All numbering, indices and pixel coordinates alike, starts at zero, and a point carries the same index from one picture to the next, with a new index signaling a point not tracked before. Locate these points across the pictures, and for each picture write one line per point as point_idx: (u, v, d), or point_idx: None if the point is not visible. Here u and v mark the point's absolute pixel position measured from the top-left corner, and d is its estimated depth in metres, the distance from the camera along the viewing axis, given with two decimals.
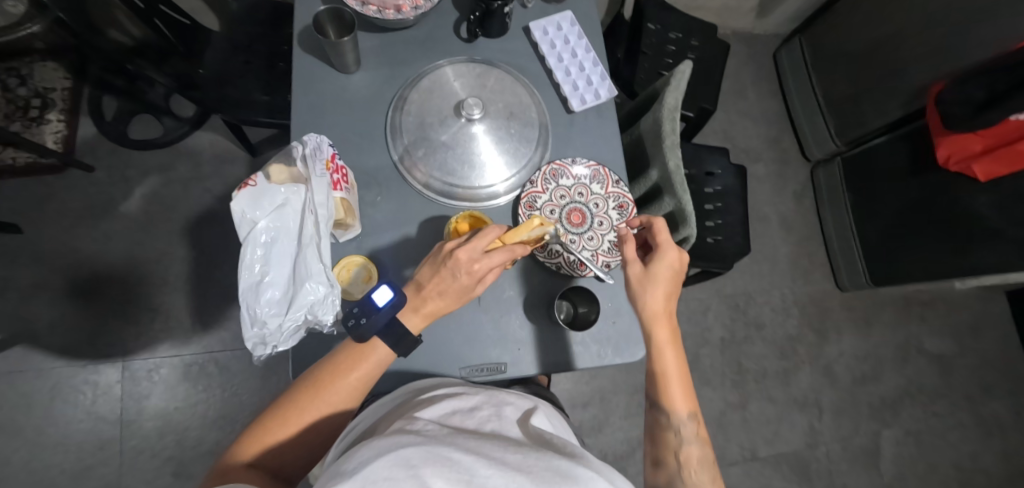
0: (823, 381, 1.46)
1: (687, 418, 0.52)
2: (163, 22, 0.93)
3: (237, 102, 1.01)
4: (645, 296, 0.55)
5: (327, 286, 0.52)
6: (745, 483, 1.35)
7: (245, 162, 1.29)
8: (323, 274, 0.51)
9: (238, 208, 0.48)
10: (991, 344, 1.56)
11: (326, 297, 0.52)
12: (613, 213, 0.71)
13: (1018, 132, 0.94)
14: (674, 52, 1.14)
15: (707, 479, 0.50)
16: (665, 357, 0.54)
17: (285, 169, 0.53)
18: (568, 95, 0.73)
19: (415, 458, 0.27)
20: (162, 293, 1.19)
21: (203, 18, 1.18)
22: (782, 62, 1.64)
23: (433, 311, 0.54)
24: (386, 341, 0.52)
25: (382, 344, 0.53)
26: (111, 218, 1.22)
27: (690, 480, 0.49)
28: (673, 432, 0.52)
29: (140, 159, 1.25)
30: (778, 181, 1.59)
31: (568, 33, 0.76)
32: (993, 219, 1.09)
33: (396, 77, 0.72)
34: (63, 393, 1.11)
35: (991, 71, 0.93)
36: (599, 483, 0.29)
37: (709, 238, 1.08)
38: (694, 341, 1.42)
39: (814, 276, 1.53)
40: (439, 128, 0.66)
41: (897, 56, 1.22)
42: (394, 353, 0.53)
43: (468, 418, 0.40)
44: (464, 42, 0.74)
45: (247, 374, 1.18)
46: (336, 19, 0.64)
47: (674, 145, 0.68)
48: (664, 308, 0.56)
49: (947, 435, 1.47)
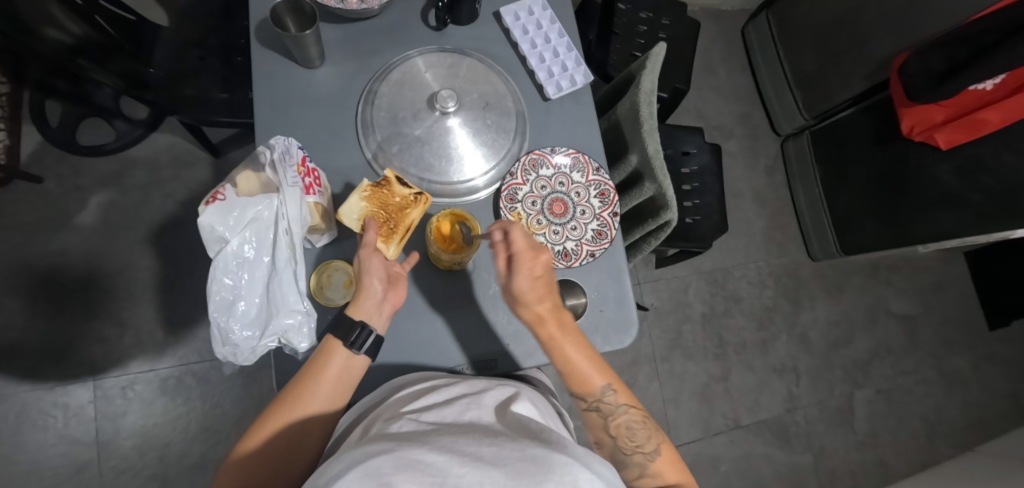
0: (799, 349, 1.52)
1: (599, 398, 0.54)
2: (105, 18, 0.85)
3: (192, 100, 0.95)
4: (519, 303, 0.55)
5: (304, 312, 0.52)
6: (732, 451, 1.40)
7: (208, 164, 1.23)
8: (299, 302, 0.52)
9: (206, 223, 0.46)
10: (951, 302, 1.65)
11: (302, 324, 0.52)
12: (595, 201, 0.70)
13: (977, 102, 0.98)
14: (645, 33, 1.13)
15: (641, 436, 0.53)
16: (560, 352, 0.54)
17: (253, 175, 0.50)
18: (544, 82, 0.71)
19: (385, 466, 0.26)
20: (130, 307, 1.13)
21: (148, 11, 1.10)
22: (750, 38, 1.66)
23: (359, 290, 0.53)
24: (343, 340, 0.50)
25: (338, 342, 0.50)
26: (66, 231, 1.14)
27: (626, 446, 0.53)
28: (595, 412, 0.55)
29: (92, 166, 1.18)
30: (750, 156, 1.63)
31: (540, 17, 0.74)
32: (954, 185, 1.13)
33: (364, 70, 0.69)
34: (30, 418, 1.06)
35: (950, 43, 0.96)
36: (575, 468, 0.29)
37: (687, 219, 1.10)
38: (676, 318, 1.45)
39: (786, 248, 1.58)
40: (412, 122, 0.64)
41: (860, 28, 1.24)
42: (352, 352, 0.50)
43: (445, 410, 0.40)
44: (433, 31, 0.71)
45: (228, 384, 1.15)
46: (294, 11, 0.61)
47: (652, 130, 0.68)
48: (541, 311, 0.55)
49: (914, 391, 1.56)
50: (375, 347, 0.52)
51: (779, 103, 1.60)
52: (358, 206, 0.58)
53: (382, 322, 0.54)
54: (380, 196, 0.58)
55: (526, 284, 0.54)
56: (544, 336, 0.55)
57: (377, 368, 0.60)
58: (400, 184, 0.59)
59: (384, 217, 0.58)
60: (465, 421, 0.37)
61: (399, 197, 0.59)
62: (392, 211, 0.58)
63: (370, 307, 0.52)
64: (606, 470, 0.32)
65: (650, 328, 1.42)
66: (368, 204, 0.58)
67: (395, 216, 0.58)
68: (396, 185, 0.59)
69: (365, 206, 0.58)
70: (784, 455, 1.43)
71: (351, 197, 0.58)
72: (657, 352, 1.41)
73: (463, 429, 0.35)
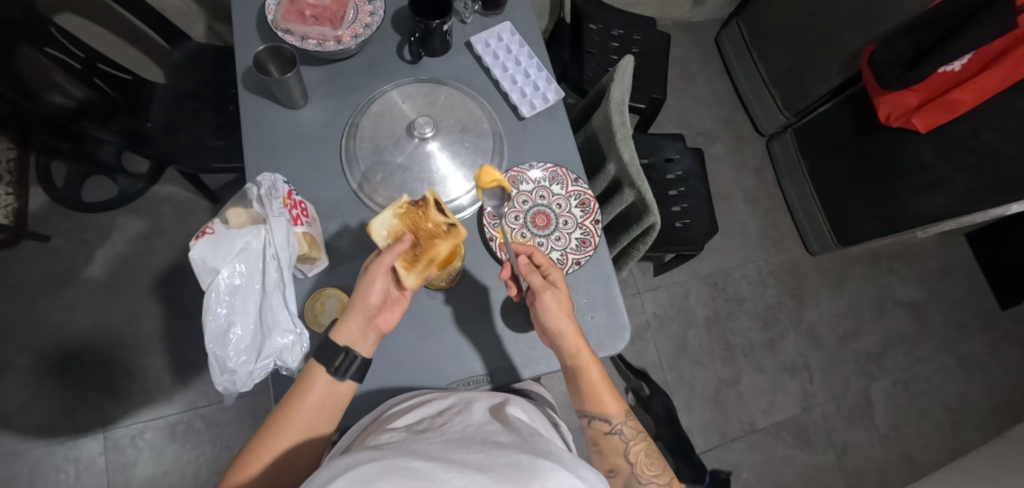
0: (808, 345, 1.50)
1: (625, 418, 0.57)
2: (104, 80, 0.95)
3: (189, 149, 0.99)
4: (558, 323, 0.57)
5: (295, 332, 0.53)
6: (750, 457, 1.36)
7: (208, 210, 1.27)
8: (291, 322, 0.53)
9: (198, 257, 0.48)
10: (958, 285, 1.63)
11: (296, 343, 0.53)
12: (576, 210, 0.72)
13: (949, 83, 1.01)
14: (618, 49, 1.18)
15: (658, 466, 0.55)
16: (590, 370, 0.56)
17: (243, 211, 0.53)
18: (517, 102, 0.74)
19: (372, 474, 0.28)
20: (137, 354, 1.15)
21: (144, 70, 1.17)
22: (724, 46, 1.71)
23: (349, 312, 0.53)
24: (327, 366, 0.51)
25: (321, 367, 0.51)
26: (74, 285, 1.18)
27: (644, 475, 0.54)
28: (616, 435, 0.56)
29: (97, 220, 1.22)
30: (736, 158, 1.65)
31: (509, 42, 0.78)
32: (939, 167, 1.14)
33: (346, 105, 0.72)
34: (42, 475, 1.06)
35: (915, 28, 1.01)
36: (560, 473, 0.30)
37: (677, 223, 1.11)
38: (680, 323, 1.45)
39: (784, 244, 1.58)
40: (394, 151, 0.67)
41: (827, 27, 1.28)
42: (337, 379, 0.51)
43: (436, 419, 0.41)
44: (408, 64, 0.75)
45: (236, 424, 1.15)
46: (276, 57, 0.65)
47: (626, 138, 0.71)
48: (575, 324, 0.57)
49: (932, 378, 1.53)
50: (360, 371, 0.52)
51: (759, 103, 1.63)
52: (390, 221, 0.57)
53: (369, 347, 0.55)
54: (413, 216, 0.55)
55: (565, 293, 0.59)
56: (575, 345, 0.56)
57: (374, 391, 0.60)
58: (436, 210, 0.54)
59: (414, 240, 0.55)
60: (457, 426, 0.38)
61: (433, 223, 0.54)
62: (422, 237, 0.54)
63: (354, 333, 0.53)
64: (591, 474, 0.32)
65: (654, 336, 1.42)
66: (399, 221, 0.57)
67: (423, 246, 0.54)
68: (432, 210, 0.54)
69: (396, 223, 0.57)
70: (806, 456, 1.39)
71: (386, 211, 0.57)
72: (664, 360, 1.40)
73: (452, 435, 0.36)
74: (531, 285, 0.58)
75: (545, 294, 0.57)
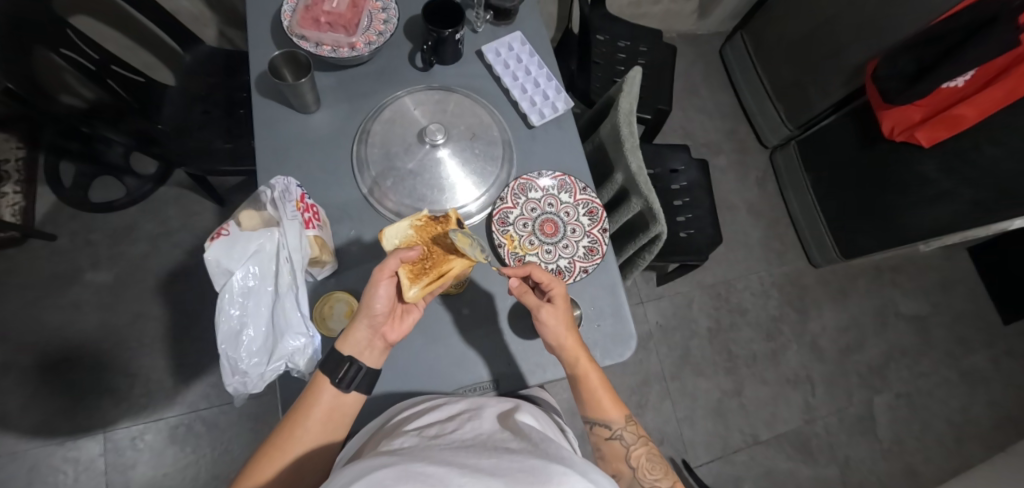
0: (811, 357, 1.50)
1: (625, 424, 0.56)
2: (118, 82, 0.97)
3: (199, 151, 1.00)
4: (556, 334, 0.57)
5: (306, 335, 0.53)
6: (752, 469, 1.35)
7: (214, 213, 1.27)
8: (303, 325, 0.53)
9: (212, 258, 0.48)
10: (961, 299, 1.64)
11: (306, 346, 0.53)
12: (584, 219, 0.72)
13: (952, 98, 1.02)
14: (624, 60, 1.19)
15: (659, 470, 0.54)
16: (589, 375, 0.57)
17: (255, 214, 0.53)
18: (527, 111, 0.75)
19: (388, 478, 0.27)
20: (139, 355, 1.15)
21: (155, 72, 1.18)
22: (728, 59, 1.73)
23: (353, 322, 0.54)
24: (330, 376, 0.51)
25: (325, 377, 0.52)
26: (79, 285, 1.18)
27: (647, 479, 0.53)
28: (617, 440, 0.56)
29: (104, 220, 1.23)
30: (740, 169, 1.66)
31: (520, 51, 0.79)
32: (942, 181, 1.15)
33: (358, 111, 0.73)
34: (40, 476, 1.05)
35: (918, 43, 1.02)
36: (573, 478, 0.30)
37: (681, 233, 1.12)
38: (682, 333, 1.44)
39: (787, 256, 1.59)
40: (405, 156, 0.68)
41: (831, 41, 1.30)
42: (341, 390, 0.51)
43: (447, 425, 0.41)
44: (420, 71, 0.76)
45: (237, 427, 1.14)
46: (290, 62, 0.66)
47: (633, 147, 0.71)
48: (574, 336, 0.58)
49: (936, 392, 1.52)
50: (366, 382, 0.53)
51: (762, 116, 1.65)
52: (404, 232, 0.58)
53: (374, 356, 0.55)
54: (432, 231, 0.59)
55: (563, 306, 0.58)
56: (572, 353, 0.57)
57: (382, 396, 0.60)
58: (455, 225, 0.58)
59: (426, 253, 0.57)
60: (469, 433, 0.38)
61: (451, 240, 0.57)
62: (436, 252, 0.57)
63: (357, 344, 0.54)
64: (604, 480, 0.32)
65: (656, 346, 1.41)
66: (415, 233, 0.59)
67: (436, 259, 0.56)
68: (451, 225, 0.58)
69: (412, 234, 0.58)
70: (809, 469, 1.38)
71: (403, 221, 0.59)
72: (666, 370, 1.40)
73: (463, 441, 0.36)
74: (527, 301, 0.59)
75: (539, 309, 0.57)
